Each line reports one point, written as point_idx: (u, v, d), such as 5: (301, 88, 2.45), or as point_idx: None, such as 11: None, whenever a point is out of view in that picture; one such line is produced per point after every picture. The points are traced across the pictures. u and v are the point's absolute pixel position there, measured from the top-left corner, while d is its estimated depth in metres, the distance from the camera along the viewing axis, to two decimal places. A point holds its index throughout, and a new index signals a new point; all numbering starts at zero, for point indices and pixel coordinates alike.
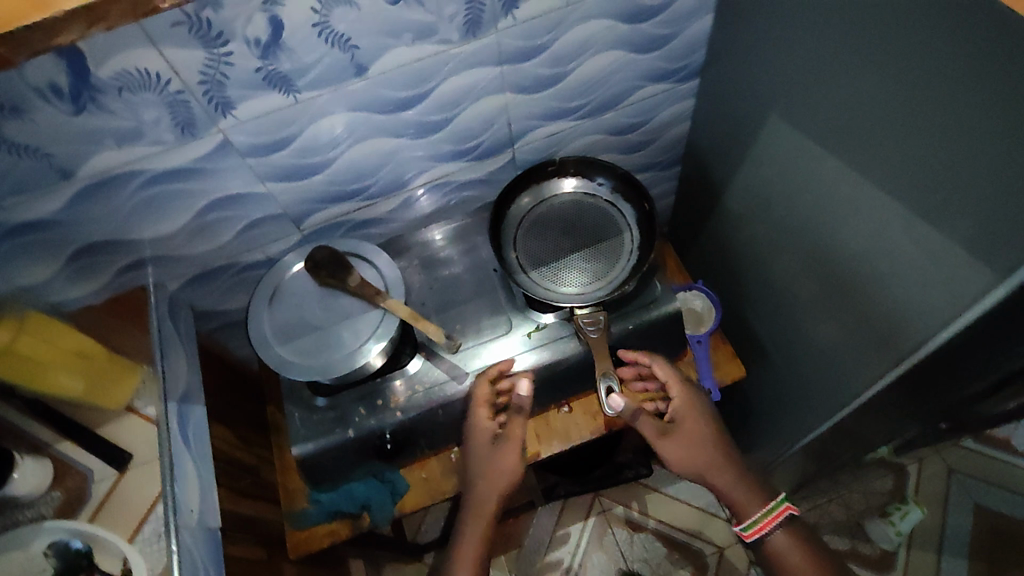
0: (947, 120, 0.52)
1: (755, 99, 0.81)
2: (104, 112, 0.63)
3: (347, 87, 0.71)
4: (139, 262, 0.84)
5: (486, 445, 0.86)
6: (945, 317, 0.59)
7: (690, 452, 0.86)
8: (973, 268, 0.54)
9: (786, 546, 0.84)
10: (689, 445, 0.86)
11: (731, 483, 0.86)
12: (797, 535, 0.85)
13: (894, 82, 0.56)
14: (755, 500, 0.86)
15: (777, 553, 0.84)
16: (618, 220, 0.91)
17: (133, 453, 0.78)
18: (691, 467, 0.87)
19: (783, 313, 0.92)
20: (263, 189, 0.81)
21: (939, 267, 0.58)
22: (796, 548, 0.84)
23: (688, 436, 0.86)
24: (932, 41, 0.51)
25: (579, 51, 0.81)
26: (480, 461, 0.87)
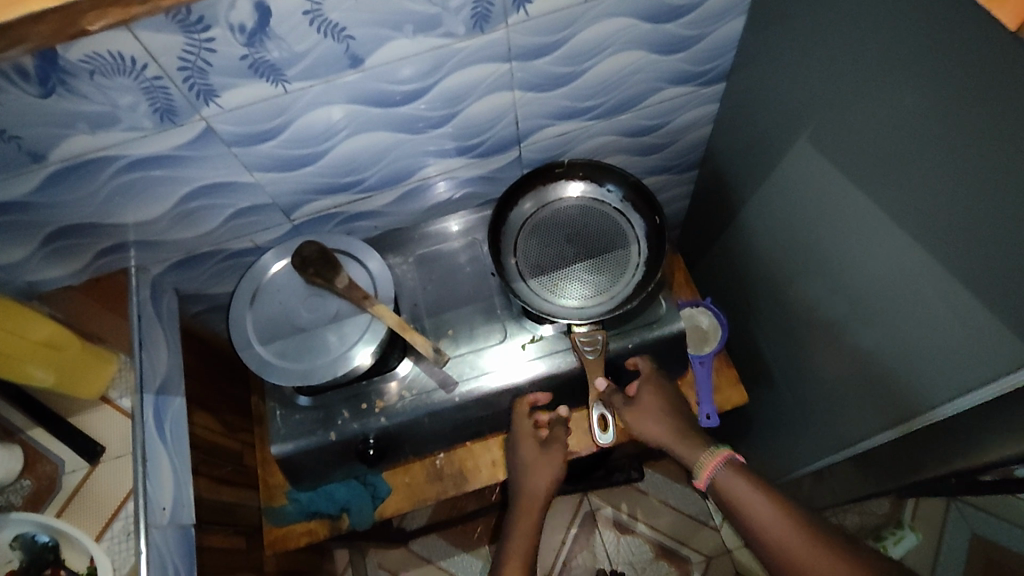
0: (1014, 178, 0.48)
1: (784, 114, 0.75)
2: (76, 96, 0.59)
3: (342, 79, 0.67)
4: (121, 245, 0.81)
5: (529, 443, 0.84)
6: (959, 389, 0.59)
7: (651, 414, 0.82)
8: (996, 350, 0.54)
9: (732, 481, 0.73)
10: (651, 408, 0.83)
11: (686, 439, 0.80)
12: (743, 472, 0.74)
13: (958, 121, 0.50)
14: (699, 447, 0.79)
15: (723, 492, 0.73)
16: (626, 231, 0.86)
17: (106, 446, 0.75)
18: (656, 433, 0.81)
19: (796, 341, 0.88)
20: (252, 179, 0.76)
21: (960, 343, 0.57)
22: (747, 482, 0.72)
23: (650, 401, 0.83)
24: (1012, 88, 0.46)
25: (596, 50, 0.75)
26: (528, 457, 0.84)
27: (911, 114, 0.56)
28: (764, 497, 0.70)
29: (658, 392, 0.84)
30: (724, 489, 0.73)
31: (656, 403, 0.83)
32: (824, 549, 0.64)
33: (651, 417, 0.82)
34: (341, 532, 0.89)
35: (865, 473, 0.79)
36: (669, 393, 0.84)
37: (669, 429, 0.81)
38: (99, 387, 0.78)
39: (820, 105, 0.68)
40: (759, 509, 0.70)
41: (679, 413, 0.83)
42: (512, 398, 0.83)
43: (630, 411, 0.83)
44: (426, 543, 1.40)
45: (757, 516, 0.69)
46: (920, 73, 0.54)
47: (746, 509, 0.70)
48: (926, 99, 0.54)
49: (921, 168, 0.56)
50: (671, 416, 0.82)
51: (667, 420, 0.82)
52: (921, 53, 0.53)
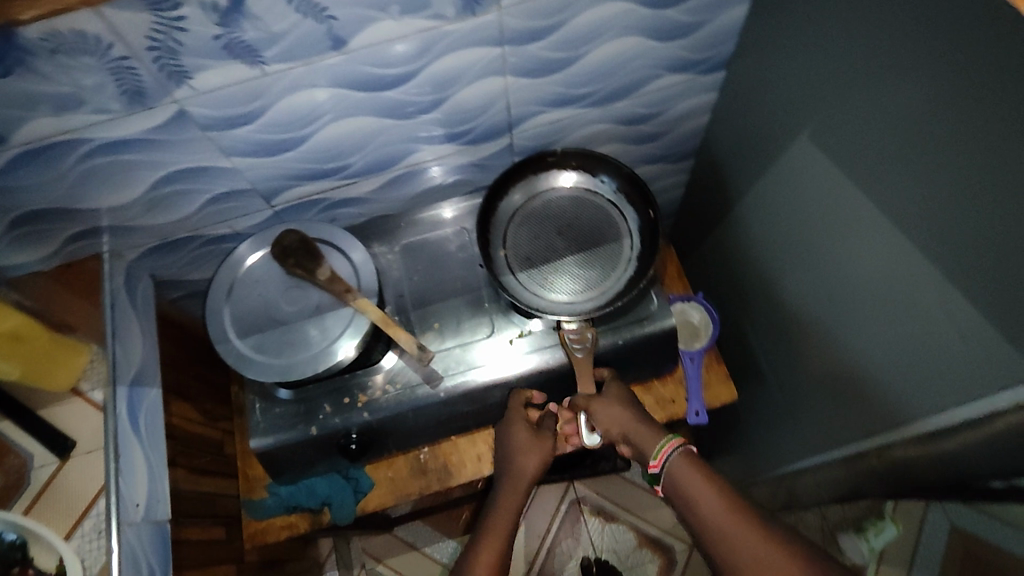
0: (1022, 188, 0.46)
1: (785, 107, 0.73)
2: (36, 77, 0.55)
3: (323, 61, 0.63)
4: (93, 231, 0.77)
5: (523, 428, 0.80)
6: (948, 403, 0.59)
7: (617, 403, 0.78)
8: (987, 369, 0.53)
9: (685, 470, 0.69)
10: (616, 398, 0.78)
11: (645, 423, 0.75)
12: (696, 461, 0.70)
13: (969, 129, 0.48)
14: (654, 432, 0.74)
15: (675, 482, 0.69)
16: (619, 225, 0.84)
17: (77, 440, 0.72)
18: (618, 420, 0.76)
19: (786, 339, 0.87)
20: (230, 164, 0.73)
21: (952, 358, 0.57)
22: (698, 470, 0.69)
23: (616, 391, 0.79)
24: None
25: (592, 35, 0.72)
26: (518, 442, 0.80)
27: (917, 115, 0.54)
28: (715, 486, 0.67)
29: (622, 388, 0.80)
30: (680, 483, 0.68)
31: (620, 395, 0.79)
32: (771, 541, 0.61)
33: (615, 405, 0.77)
34: (323, 525, 0.87)
35: (850, 477, 0.78)
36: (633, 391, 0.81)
37: (632, 416, 0.76)
38: (71, 378, 0.75)
39: (823, 100, 0.65)
40: (712, 506, 0.65)
41: (644, 409, 0.79)
42: (498, 393, 0.81)
43: (592, 402, 0.79)
44: (410, 530, 1.39)
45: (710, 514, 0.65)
46: (930, 72, 0.51)
47: (696, 497, 0.66)
48: (935, 100, 0.51)
49: (925, 172, 0.54)
50: (635, 407, 0.78)
51: (631, 409, 0.77)
52: (932, 51, 0.50)
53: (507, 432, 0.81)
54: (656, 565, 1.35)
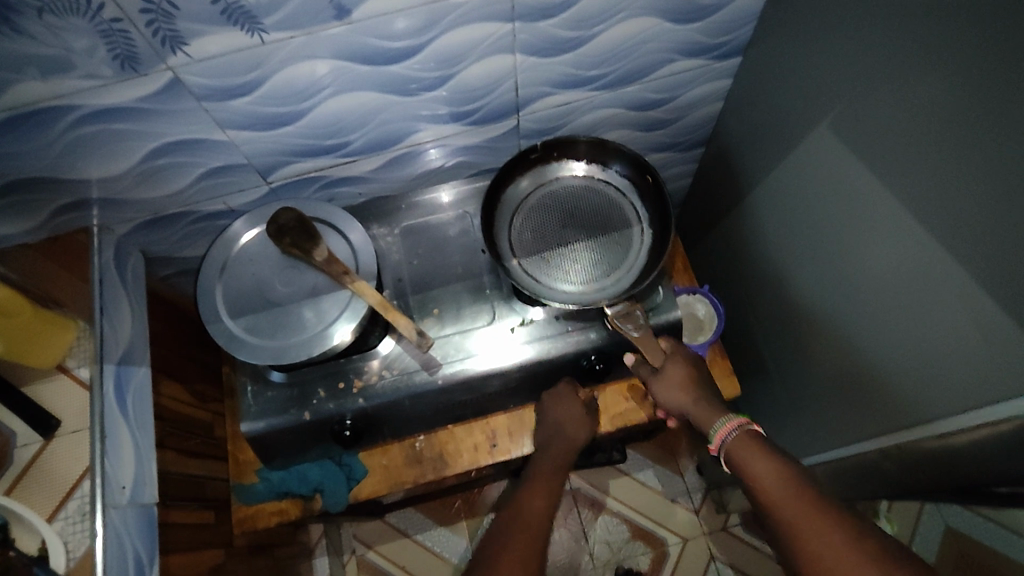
0: None
1: (803, 96, 0.70)
2: (22, 37, 0.52)
3: (325, 31, 0.60)
4: (82, 203, 0.75)
5: (564, 403, 0.81)
6: (958, 407, 0.57)
7: (681, 384, 0.76)
8: (1000, 372, 0.52)
9: (743, 446, 0.65)
10: (680, 380, 0.76)
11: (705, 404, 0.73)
12: (757, 440, 0.66)
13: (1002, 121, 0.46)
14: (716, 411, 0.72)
15: (733, 460, 0.66)
16: (630, 216, 0.82)
17: (62, 420, 0.70)
18: (681, 403, 0.75)
19: (794, 334, 0.85)
20: (225, 137, 0.70)
21: (965, 361, 0.55)
22: (756, 447, 0.65)
23: (678, 372, 0.76)
24: None
25: (606, 14, 0.69)
26: (557, 418, 0.81)
27: (943, 106, 0.51)
28: (769, 462, 0.62)
29: (686, 363, 0.77)
30: (737, 460, 0.65)
31: (684, 373, 0.76)
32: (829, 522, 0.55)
33: (678, 387, 0.76)
34: (314, 513, 0.85)
35: (854, 478, 0.77)
36: (698, 365, 0.78)
37: (694, 397, 0.74)
38: (58, 355, 0.72)
39: (844, 89, 0.63)
40: (768, 483, 0.61)
41: (710, 387, 0.76)
42: (498, 382, 0.79)
43: (656, 380, 0.77)
44: (402, 515, 1.38)
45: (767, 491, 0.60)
46: (961, 59, 0.49)
47: (749, 472, 0.63)
48: (964, 89, 0.49)
49: (949, 166, 0.52)
50: (701, 387, 0.75)
51: (693, 390, 0.75)
52: (965, 37, 0.48)
53: (548, 409, 0.82)
54: (648, 557, 1.33)
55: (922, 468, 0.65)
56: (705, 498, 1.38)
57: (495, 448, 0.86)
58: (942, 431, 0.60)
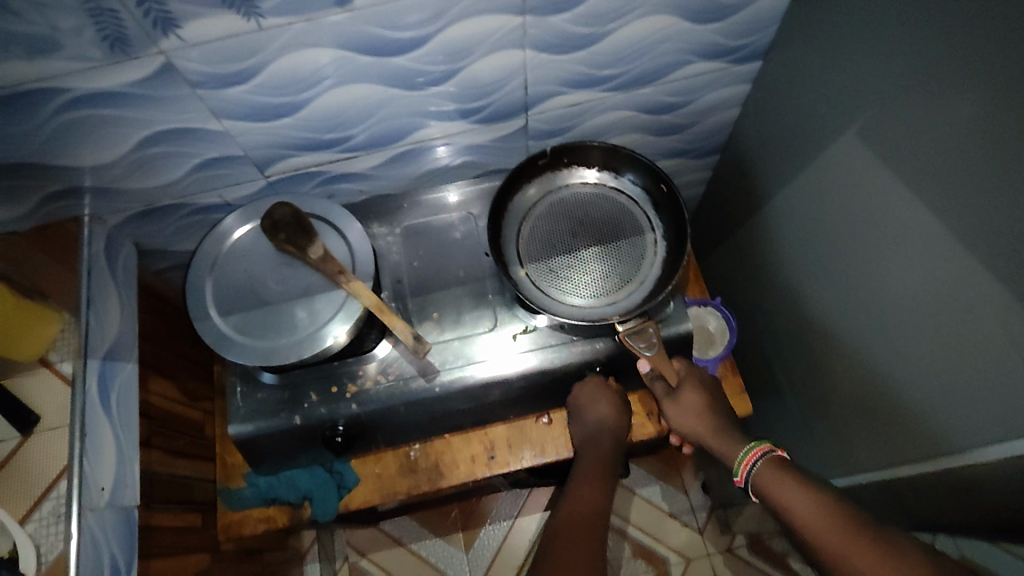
0: None
1: (827, 102, 0.67)
2: (5, 13, 0.50)
3: (326, 18, 0.57)
4: (72, 192, 0.72)
5: (601, 402, 0.77)
6: (988, 437, 0.54)
7: (698, 411, 0.73)
8: None
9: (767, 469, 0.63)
10: (697, 405, 0.74)
11: (725, 432, 0.71)
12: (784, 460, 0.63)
13: None
14: (736, 441, 0.69)
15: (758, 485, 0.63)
16: (643, 226, 0.78)
17: (42, 416, 0.67)
18: (698, 431, 0.73)
19: (810, 352, 0.82)
20: (221, 127, 0.68)
21: (996, 389, 0.52)
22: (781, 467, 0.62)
23: (694, 397, 0.74)
24: None
25: (623, 10, 0.66)
26: (596, 418, 0.77)
27: (984, 113, 0.48)
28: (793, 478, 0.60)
29: (701, 387, 0.75)
30: (761, 486, 0.62)
31: (701, 399, 0.74)
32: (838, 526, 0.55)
33: (694, 414, 0.73)
34: (302, 521, 0.82)
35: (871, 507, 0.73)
36: (712, 389, 0.76)
37: (713, 426, 0.72)
38: (40, 347, 0.69)
39: (873, 94, 0.59)
40: (794, 503, 0.58)
41: (726, 413, 0.74)
42: (498, 392, 0.76)
43: (670, 402, 0.75)
44: (398, 523, 1.34)
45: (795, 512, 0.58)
46: (1005, 62, 0.45)
47: (775, 493, 0.61)
48: (1007, 95, 0.45)
49: (990, 178, 0.48)
50: (716, 412, 0.73)
51: (712, 417, 0.73)
52: (1009, 39, 0.44)
53: (581, 409, 0.78)
54: None
55: (945, 499, 0.61)
56: (710, 517, 1.33)
57: (493, 460, 0.82)
58: (967, 462, 0.56)
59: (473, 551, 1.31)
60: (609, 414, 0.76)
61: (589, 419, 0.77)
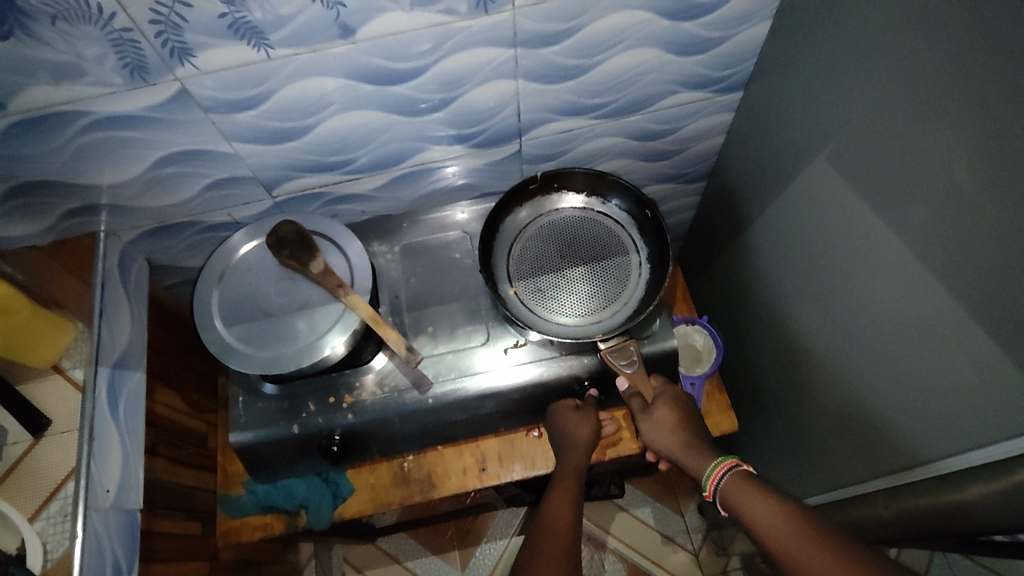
0: None
1: (802, 130, 0.70)
2: (36, 42, 0.54)
3: (330, 49, 0.62)
4: (90, 209, 0.76)
5: (580, 421, 0.79)
6: (957, 448, 0.56)
7: (670, 427, 0.76)
8: (1000, 411, 0.50)
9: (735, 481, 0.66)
10: (669, 421, 0.77)
11: (694, 447, 0.74)
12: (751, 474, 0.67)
13: (995, 153, 0.46)
14: (704, 454, 0.73)
15: (727, 497, 0.66)
16: (628, 248, 0.82)
17: (53, 419, 0.70)
18: (667, 444, 0.76)
19: (793, 370, 0.84)
20: (231, 150, 0.72)
21: (961, 401, 0.54)
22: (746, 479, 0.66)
23: (667, 415, 0.77)
24: None
25: (609, 43, 0.71)
26: (573, 437, 0.78)
27: (936, 138, 0.51)
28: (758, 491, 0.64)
29: (675, 403, 0.78)
30: (728, 497, 0.66)
31: (673, 416, 0.77)
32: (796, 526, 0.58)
33: (665, 428, 0.76)
34: (298, 530, 0.84)
35: None
36: (687, 405, 0.79)
37: (684, 441, 0.75)
38: (53, 355, 0.72)
39: (841, 122, 0.63)
40: (760, 514, 0.62)
41: (698, 429, 0.77)
42: (490, 404, 0.79)
43: (644, 418, 0.78)
44: (395, 541, 1.35)
45: (760, 523, 0.61)
46: (952, 93, 0.49)
47: (742, 505, 0.64)
48: (955, 122, 0.49)
49: (944, 200, 0.51)
50: (688, 430, 0.76)
51: (683, 433, 0.76)
52: (954, 71, 0.48)
53: (560, 429, 0.79)
54: None
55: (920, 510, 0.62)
56: (705, 540, 1.33)
57: (484, 472, 0.84)
58: (939, 472, 0.58)
59: (469, 570, 1.32)
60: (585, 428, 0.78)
61: (568, 431, 0.78)
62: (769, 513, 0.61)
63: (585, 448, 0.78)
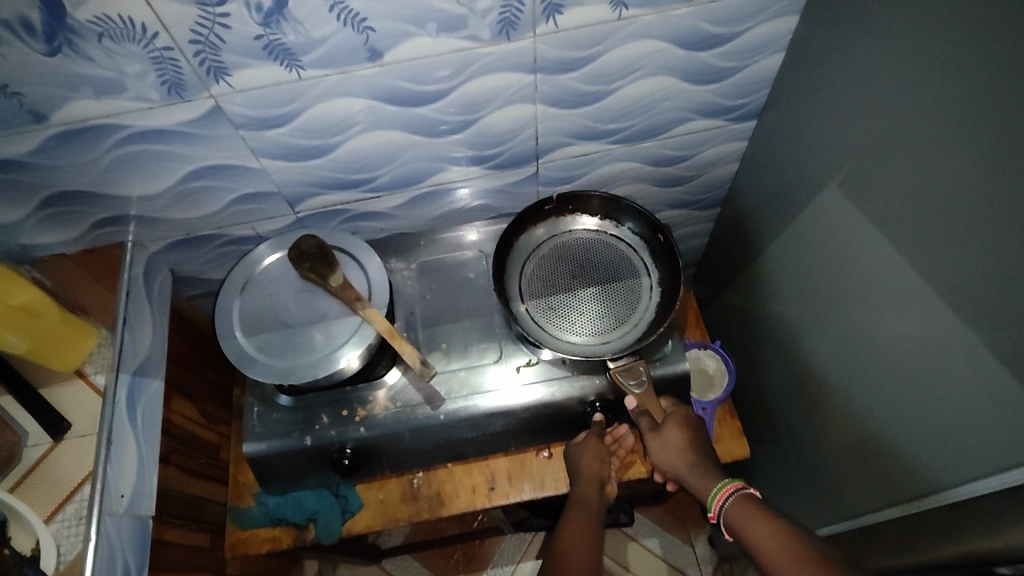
0: None
1: (814, 157, 0.72)
2: (81, 58, 0.57)
3: (359, 71, 0.64)
4: (118, 220, 0.79)
5: (597, 454, 0.80)
6: (969, 475, 0.56)
7: (679, 448, 0.77)
8: (1013, 437, 0.50)
9: (740, 509, 0.67)
10: (677, 443, 0.76)
11: (701, 471, 0.74)
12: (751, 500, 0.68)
13: (1006, 179, 0.47)
14: (712, 477, 0.73)
15: (733, 524, 0.67)
16: (640, 272, 0.83)
17: (73, 423, 0.71)
18: (676, 465, 0.76)
19: (806, 397, 0.84)
20: (258, 165, 0.75)
21: (972, 427, 0.54)
22: (754, 508, 0.66)
23: (676, 435, 0.77)
24: None
25: (627, 71, 0.73)
26: (587, 470, 0.80)
27: (947, 163, 0.52)
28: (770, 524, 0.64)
29: (686, 424, 0.78)
30: (733, 519, 0.67)
31: (682, 436, 0.77)
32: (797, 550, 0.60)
33: (674, 449, 0.77)
34: (307, 543, 0.84)
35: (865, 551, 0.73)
36: (697, 427, 0.79)
37: (693, 463, 0.75)
38: (76, 360, 0.74)
39: (852, 150, 0.64)
40: (778, 554, 0.61)
41: (706, 452, 0.78)
42: (501, 422, 0.79)
43: (654, 436, 0.77)
44: (399, 564, 1.34)
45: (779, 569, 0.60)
46: (963, 120, 0.50)
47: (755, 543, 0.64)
48: (965, 147, 0.50)
49: (956, 226, 0.52)
50: (696, 451, 0.76)
51: (693, 455, 0.76)
52: (965, 99, 0.49)
53: (576, 463, 0.81)
54: None
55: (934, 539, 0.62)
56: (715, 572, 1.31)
57: (493, 491, 0.84)
58: (950, 500, 0.58)
59: None
60: (595, 456, 0.80)
61: (579, 461, 0.81)
62: (786, 558, 0.60)
63: (597, 476, 0.79)
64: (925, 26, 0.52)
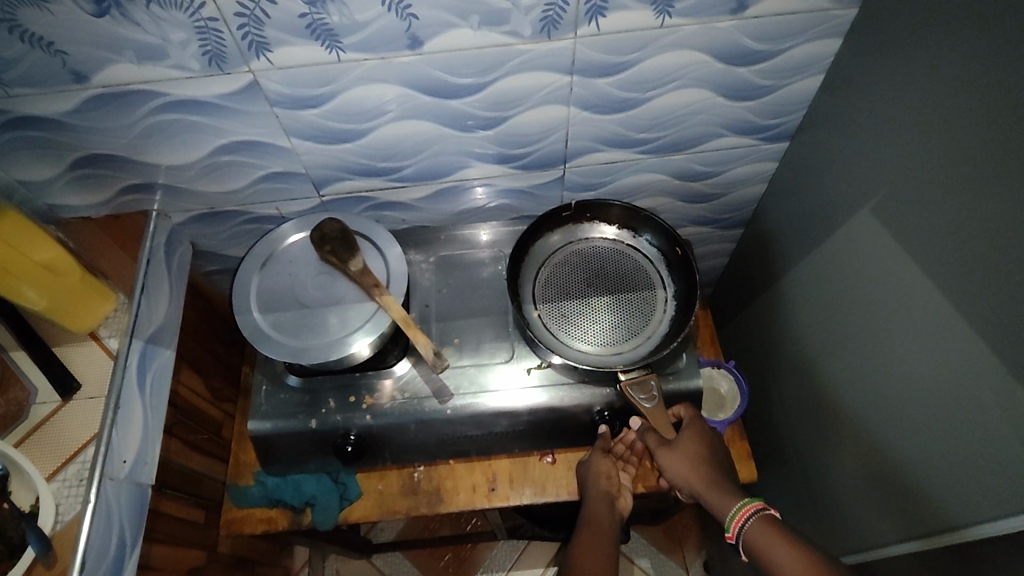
0: None
1: (846, 182, 0.71)
2: (129, 23, 0.58)
3: (397, 58, 0.65)
4: (145, 188, 0.80)
5: (606, 472, 0.80)
6: (988, 514, 0.54)
7: (691, 461, 0.76)
8: None
9: (761, 535, 0.67)
10: (689, 455, 0.76)
11: (715, 485, 0.73)
12: (774, 524, 0.67)
13: None
14: (727, 493, 0.73)
15: (754, 548, 0.67)
16: (655, 285, 0.82)
17: (82, 384, 0.71)
18: (689, 479, 0.75)
19: (822, 424, 0.83)
20: (288, 145, 0.75)
21: (994, 463, 0.53)
22: (777, 535, 0.66)
23: (689, 447, 0.76)
24: None
25: (663, 80, 0.73)
26: (597, 489, 0.79)
27: (986, 196, 0.51)
28: (791, 552, 0.64)
29: (699, 438, 0.77)
30: (752, 544, 0.67)
31: (695, 449, 0.76)
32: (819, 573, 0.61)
33: (686, 462, 0.76)
34: (302, 527, 0.84)
35: None
36: (713, 440, 0.78)
37: (705, 476, 0.74)
38: (93, 322, 0.74)
39: (888, 177, 0.64)
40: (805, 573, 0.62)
41: (721, 467, 0.76)
42: (506, 422, 0.79)
43: (665, 450, 0.76)
44: (389, 561, 1.33)
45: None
46: (1004, 152, 0.49)
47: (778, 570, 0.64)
48: (1008, 179, 0.49)
49: (992, 259, 0.51)
50: (709, 465, 0.75)
51: (705, 469, 0.75)
52: (1008, 131, 0.49)
53: (587, 483, 0.80)
54: None
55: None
56: None
57: (493, 493, 0.84)
58: (964, 540, 0.57)
59: None
60: (605, 474, 0.80)
61: (591, 481, 0.80)
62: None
63: (607, 492, 0.79)
64: (971, 57, 0.51)
